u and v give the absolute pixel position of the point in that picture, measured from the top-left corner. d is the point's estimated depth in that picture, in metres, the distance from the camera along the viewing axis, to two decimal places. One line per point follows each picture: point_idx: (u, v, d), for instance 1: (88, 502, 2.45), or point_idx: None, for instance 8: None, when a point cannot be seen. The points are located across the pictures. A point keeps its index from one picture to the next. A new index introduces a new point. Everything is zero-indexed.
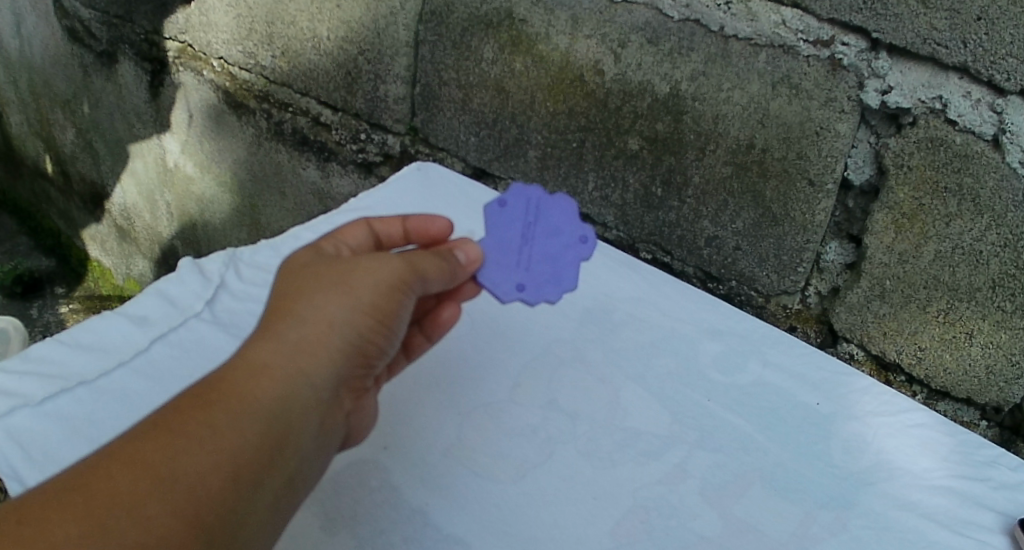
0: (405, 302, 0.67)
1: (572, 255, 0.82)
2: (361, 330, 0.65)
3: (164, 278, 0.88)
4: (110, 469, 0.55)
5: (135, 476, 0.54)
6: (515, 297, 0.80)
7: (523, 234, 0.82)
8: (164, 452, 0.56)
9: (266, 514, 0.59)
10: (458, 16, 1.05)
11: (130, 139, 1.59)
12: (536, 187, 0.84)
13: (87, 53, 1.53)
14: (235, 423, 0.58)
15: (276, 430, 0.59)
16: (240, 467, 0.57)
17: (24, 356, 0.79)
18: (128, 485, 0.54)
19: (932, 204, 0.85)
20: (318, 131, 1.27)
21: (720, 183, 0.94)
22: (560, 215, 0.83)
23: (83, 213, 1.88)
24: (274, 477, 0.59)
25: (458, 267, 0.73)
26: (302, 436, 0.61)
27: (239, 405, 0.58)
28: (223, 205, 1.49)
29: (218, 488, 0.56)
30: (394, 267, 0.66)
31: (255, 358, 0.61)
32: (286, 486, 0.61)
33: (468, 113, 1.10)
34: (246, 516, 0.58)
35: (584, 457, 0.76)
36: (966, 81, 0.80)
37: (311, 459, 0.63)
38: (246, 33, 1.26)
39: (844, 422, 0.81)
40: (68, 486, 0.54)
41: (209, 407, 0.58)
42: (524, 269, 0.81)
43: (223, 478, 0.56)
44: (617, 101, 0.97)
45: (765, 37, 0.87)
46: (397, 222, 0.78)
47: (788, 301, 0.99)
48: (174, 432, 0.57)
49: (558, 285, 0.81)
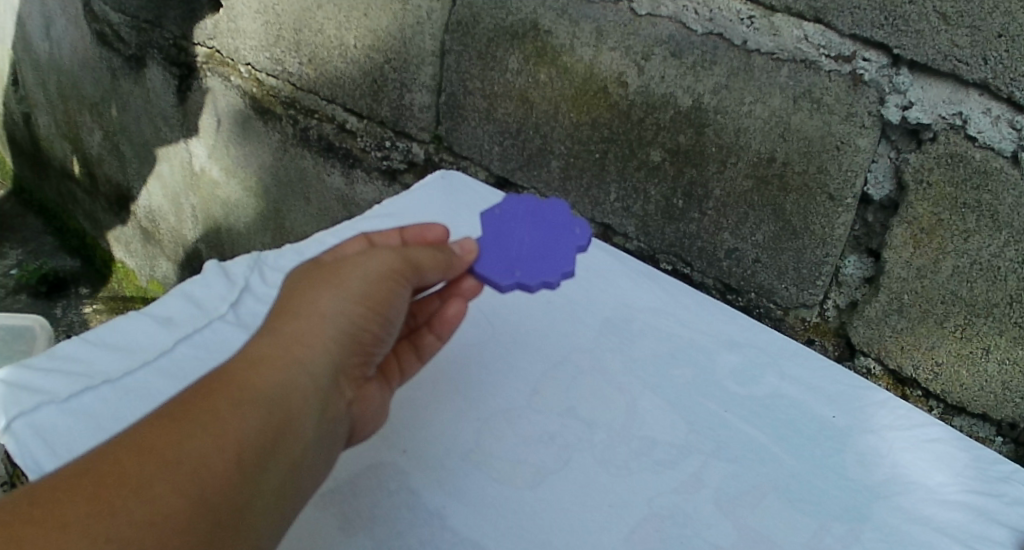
0: (402, 293, 0.69)
1: (568, 245, 0.79)
2: (358, 320, 0.66)
3: (190, 280, 0.89)
4: (118, 455, 0.56)
5: (142, 460, 0.56)
6: (513, 281, 0.75)
7: (516, 229, 0.80)
8: (169, 438, 0.57)
9: (273, 499, 0.61)
10: (484, 27, 1.06)
11: (156, 142, 1.61)
12: (528, 195, 0.84)
13: (116, 57, 1.55)
14: (236, 411, 0.59)
15: (278, 416, 0.61)
16: (244, 451, 0.59)
17: (50, 354, 0.80)
18: (136, 468, 0.55)
19: (950, 219, 0.85)
20: (344, 137, 1.29)
21: (741, 196, 0.95)
22: (553, 214, 0.82)
23: (108, 214, 1.90)
24: (279, 462, 0.61)
25: (455, 258, 0.74)
26: (305, 423, 0.63)
27: (240, 392, 0.60)
28: (248, 209, 1.51)
29: (221, 471, 0.57)
30: (385, 259, 0.68)
31: (254, 353, 0.63)
32: (290, 474, 0.62)
33: (492, 123, 1.11)
34: (251, 501, 0.59)
35: (600, 465, 0.76)
36: (986, 97, 0.81)
37: (316, 447, 0.64)
38: (274, 39, 1.28)
39: (860, 435, 0.82)
40: (79, 472, 0.55)
41: (212, 397, 0.60)
42: (519, 257, 0.77)
43: (228, 462, 0.58)
44: (640, 113, 0.98)
45: (788, 52, 0.88)
46: (395, 234, 0.79)
47: (806, 314, 1.00)
48: (179, 420, 0.58)
49: (555, 271, 0.77)
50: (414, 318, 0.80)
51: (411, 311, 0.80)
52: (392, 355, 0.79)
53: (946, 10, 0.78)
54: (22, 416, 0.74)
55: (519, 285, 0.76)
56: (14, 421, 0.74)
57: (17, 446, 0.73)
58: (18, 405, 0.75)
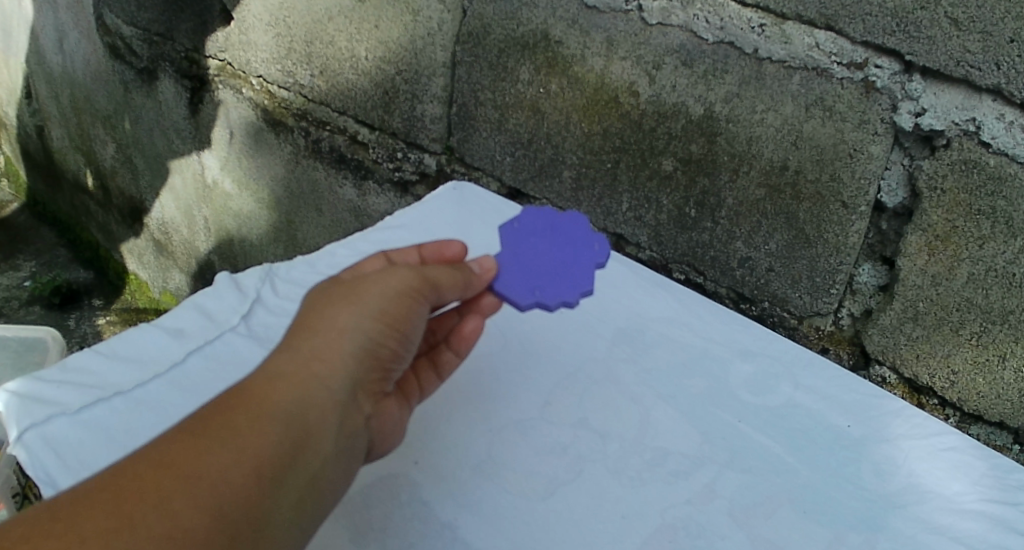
0: (419, 310, 0.69)
1: (587, 261, 0.79)
2: (375, 336, 0.66)
3: (201, 292, 0.89)
4: (137, 470, 0.56)
5: (161, 476, 0.56)
6: (532, 301, 0.75)
7: (535, 245, 0.80)
8: (188, 453, 0.57)
9: (290, 514, 0.61)
10: (495, 38, 1.06)
11: (169, 154, 1.61)
12: (547, 208, 0.84)
13: (128, 71, 1.56)
14: (254, 427, 0.59)
15: (296, 431, 0.61)
16: (262, 466, 0.59)
17: (62, 366, 0.80)
18: (156, 483, 0.56)
19: (965, 226, 0.85)
20: (356, 149, 1.29)
21: (754, 205, 0.94)
22: (572, 227, 0.82)
23: (121, 226, 1.91)
24: (297, 477, 0.61)
25: (473, 277, 0.74)
26: (323, 439, 0.63)
27: (258, 409, 0.60)
28: (260, 221, 1.51)
29: (240, 486, 0.57)
30: (403, 276, 0.68)
31: (273, 369, 0.63)
32: (308, 488, 0.62)
33: (504, 134, 1.11)
34: (269, 515, 0.59)
35: (613, 476, 0.76)
36: (999, 103, 0.80)
37: (335, 461, 0.64)
38: (285, 52, 1.29)
39: (875, 445, 0.81)
40: (99, 486, 0.55)
41: (231, 412, 0.60)
42: (539, 276, 0.77)
43: (246, 477, 0.58)
44: (652, 122, 0.98)
45: (799, 59, 0.88)
46: (414, 251, 0.79)
47: (820, 322, 0.99)
48: (198, 436, 0.58)
49: (574, 288, 0.77)
50: (434, 335, 0.80)
51: (430, 328, 0.80)
52: (411, 373, 0.78)
53: (957, 16, 0.78)
54: (33, 427, 0.74)
55: (539, 304, 0.75)
56: (26, 432, 0.74)
57: (29, 457, 0.73)
58: (29, 417, 0.75)
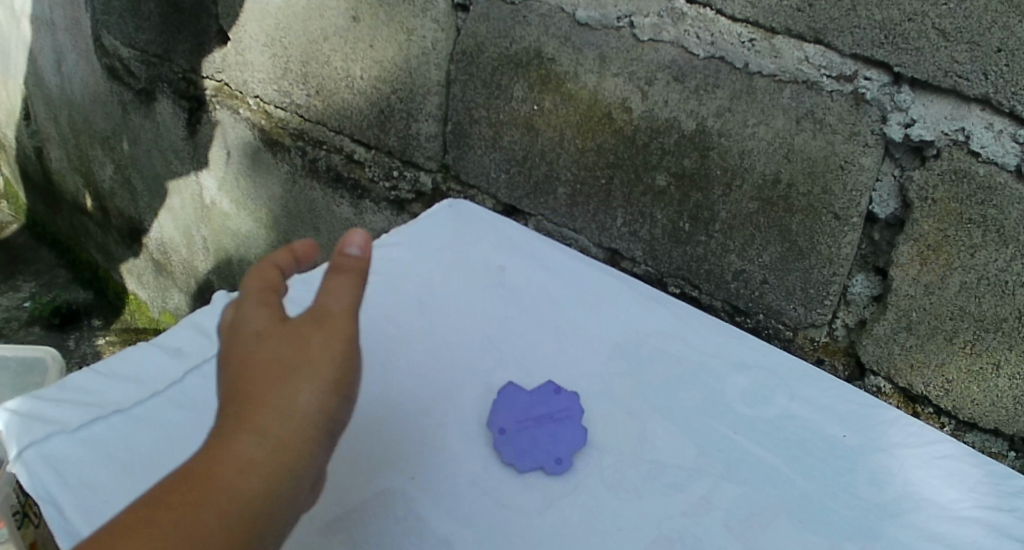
0: None
1: None
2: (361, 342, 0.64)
3: (199, 311, 0.89)
4: (140, 518, 0.58)
5: (164, 518, 0.58)
6: None
7: None
8: (188, 496, 0.58)
9: (293, 520, 0.63)
10: (489, 56, 1.08)
11: (167, 175, 1.63)
12: None
13: (126, 92, 1.58)
14: (250, 457, 0.60)
15: (290, 455, 0.61)
16: (262, 495, 0.60)
17: (63, 386, 0.81)
18: (161, 528, 0.57)
19: (956, 235, 0.86)
20: (352, 168, 1.30)
21: (747, 218, 0.95)
22: None
23: (120, 246, 1.92)
24: (298, 491, 0.62)
25: None
26: (320, 451, 0.63)
27: (252, 438, 0.61)
28: (258, 240, 1.52)
29: (242, 518, 0.59)
30: None
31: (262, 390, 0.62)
32: (308, 495, 0.64)
33: (499, 151, 1.12)
34: (274, 531, 0.61)
35: (608, 488, 0.77)
36: (988, 113, 0.81)
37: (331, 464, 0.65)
38: (282, 72, 1.30)
39: (873, 454, 0.82)
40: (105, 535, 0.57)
41: (224, 447, 0.60)
42: None
43: (248, 507, 0.59)
44: (645, 138, 0.99)
45: (789, 73, 0.89)
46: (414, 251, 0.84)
47: (815, 334, 1.00)
48: (196, 474, 0.59)
49: None
50: None
51: None
52: None
53: (945, 27, 0.79)
54: (35, 445, 0.75)
55: None
56: (27, 450, 0.75)
57: (29, 476, 0.73)
58: (30, 435, 0.76)
